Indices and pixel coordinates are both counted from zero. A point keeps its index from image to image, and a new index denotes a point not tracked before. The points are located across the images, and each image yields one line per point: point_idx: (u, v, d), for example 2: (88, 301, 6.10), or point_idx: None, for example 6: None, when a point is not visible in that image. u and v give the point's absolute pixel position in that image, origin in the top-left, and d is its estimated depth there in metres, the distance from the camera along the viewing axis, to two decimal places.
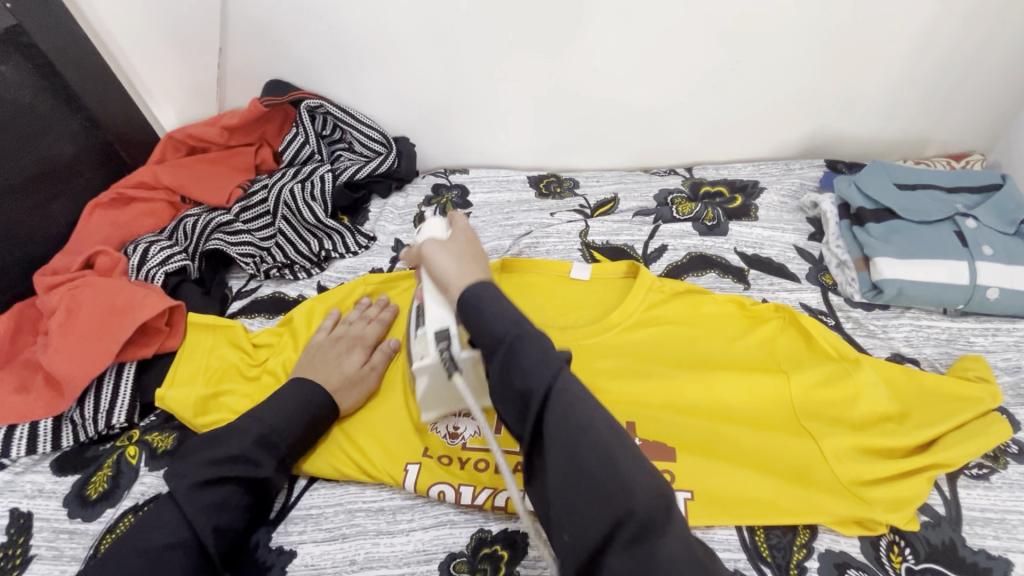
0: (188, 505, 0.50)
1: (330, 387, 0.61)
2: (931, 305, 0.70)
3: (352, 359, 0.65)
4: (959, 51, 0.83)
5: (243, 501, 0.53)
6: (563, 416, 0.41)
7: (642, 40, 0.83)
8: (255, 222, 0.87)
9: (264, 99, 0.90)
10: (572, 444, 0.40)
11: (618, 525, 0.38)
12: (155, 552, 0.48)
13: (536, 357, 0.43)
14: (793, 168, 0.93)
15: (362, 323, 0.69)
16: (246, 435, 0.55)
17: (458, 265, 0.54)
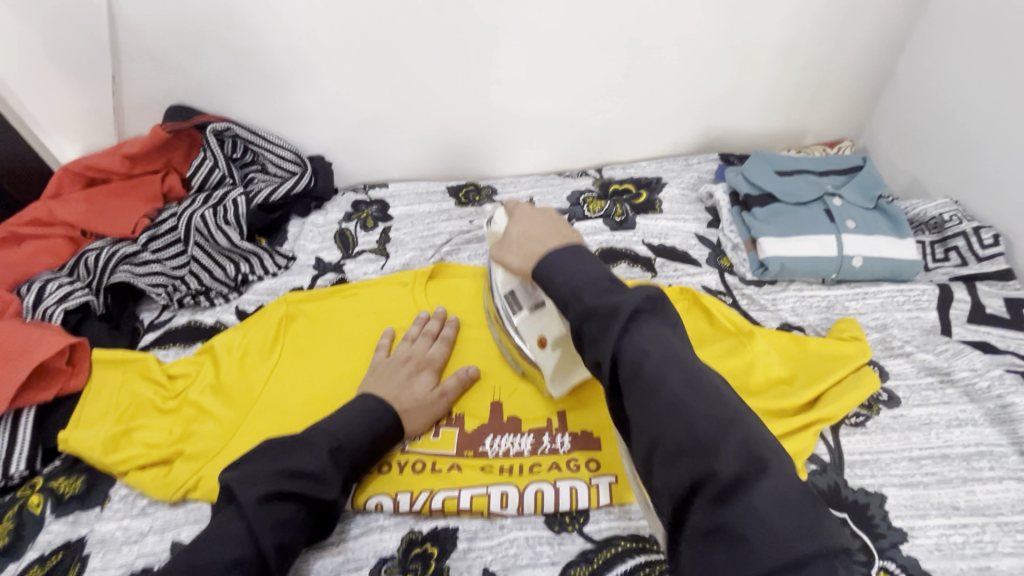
0: (257, 521, 0.48)
1: (398, 406, 0.61)
2: (811, 275, 0.76)
3: (421, 381, 0.64)
4: (824, 46, 0.92)
5: (304, 521, 0.52)
6: (633, 375, 0.41)
7: (539, 50, 0.87)
8: (166, 252, 0.85)
9: (167, 124, 0.87)
10: (651, 400, 0.40)
11: (702, 484, 0.37)
12: (222, 568, 0.46)
13: (594, 299, 0.45)
14: (692, 163, 1.00)
15: (426, 342, 0.69)
16: (319, 449, 0.54)
17: (524, 250, 0.55)
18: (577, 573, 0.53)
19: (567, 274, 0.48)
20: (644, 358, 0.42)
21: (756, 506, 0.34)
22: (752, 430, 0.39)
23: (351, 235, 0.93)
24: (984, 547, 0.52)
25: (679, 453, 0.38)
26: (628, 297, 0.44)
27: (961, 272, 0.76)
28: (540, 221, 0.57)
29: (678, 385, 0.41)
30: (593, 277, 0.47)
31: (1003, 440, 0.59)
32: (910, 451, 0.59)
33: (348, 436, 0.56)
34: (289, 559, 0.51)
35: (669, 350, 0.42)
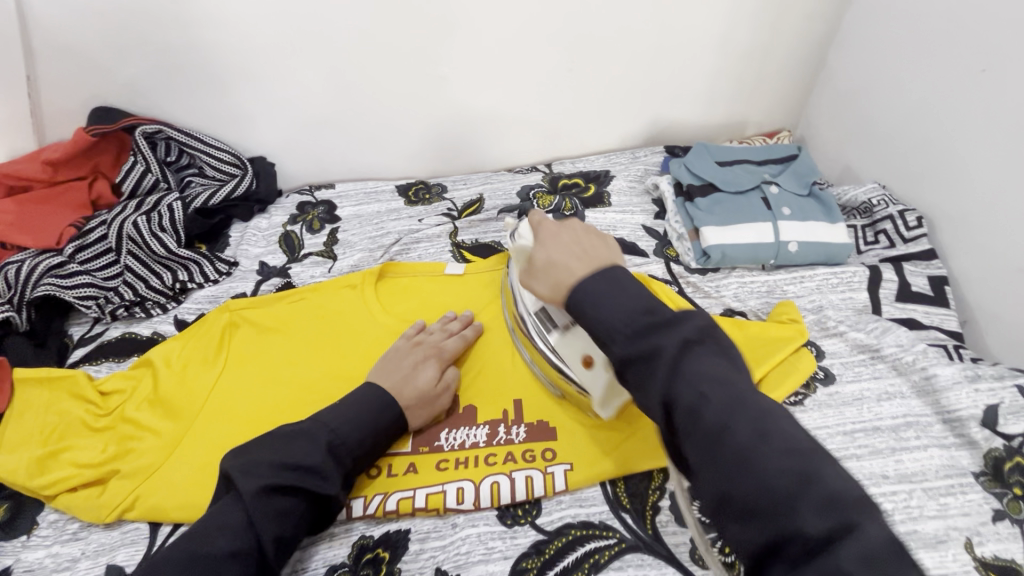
0: (254, 510, 0.48)
1: (399, 399, 0.59)
2: (751, 262, 0.79)
3: (426, 371, 0.62)
4: (759, 40, 0.95)
5: (305, 514, 0.51)
6: (693, 419, 0.43)
7: (483, 46, 0.87)
8: (97, 262, 0.80)
9: (90, 128, 0.83)
10: (719, 447, 0.41)
11: (784, 540, 0.37)
12: (212, 560, 0.46)
13: (644, 324, 0.46)
14: (638, 156, 1.01)
15: (442, 335, 0.68)
16: (318, 440, 0.54)
17: (550, 280, 0.53)
18: (529, 564, 0.53)
19: (604, 312, 0.47)
20: (707, 405, 0.42)
21: (844, 566, 0.34)
22: (832, 477, 0.39)
23: (296, 238, 0.91)
24: (912, 512, 0.55)
25: (751, 507, 0.39)
26: (666, 338, 0.45)
27: (889, 253, 0.80)
28: (564, 239, 0.55)
29: (744, 428, 0.41)
30: (645, 308, 0.47)
31: (928, 409, 0.63)
32: (844, 425, 0.62)
33: (350, 432, 0.55)
34: (288, 552, 0.50)
35: (726, 387, 0.43)
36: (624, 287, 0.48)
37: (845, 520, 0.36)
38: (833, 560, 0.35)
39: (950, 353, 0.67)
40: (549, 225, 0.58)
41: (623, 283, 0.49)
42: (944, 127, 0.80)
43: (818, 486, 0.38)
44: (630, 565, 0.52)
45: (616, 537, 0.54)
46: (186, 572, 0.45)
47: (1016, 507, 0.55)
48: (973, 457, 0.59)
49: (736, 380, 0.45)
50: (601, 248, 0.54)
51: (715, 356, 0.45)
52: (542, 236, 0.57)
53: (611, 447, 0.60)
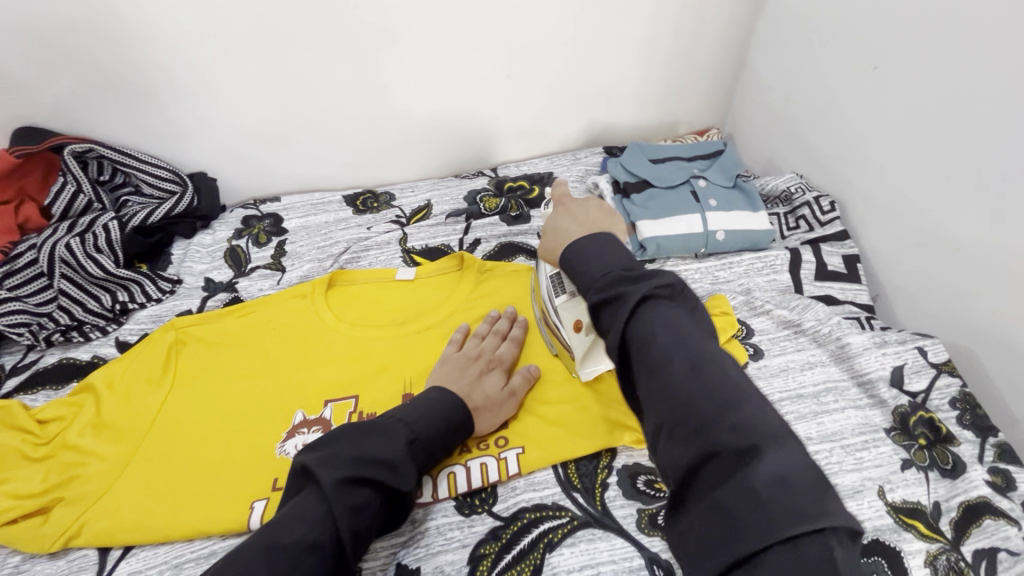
0: (336, 504, 0.45)
1: (471, 404, 0.61)
2: (684, 251, 0.84)
3: (491, 379, 0.64)
4: (683, 45, 1.01)
5: (380, 512, 0.48)
6: (643, 356, 0.40)
7: (422, 56, 0.90)
8: (28, 288, 0.78)
9: (14, 149, 0.80)
10: (667, 391, 0.38)
11: (688, 476, 0.36)
12: (297, 553, 0.42)
13: (603, 265, 0.45)
14: (579, 158, 1.06)
15: (495, 341, 0.70)
16: (398, 438, 0.52)
17: (563, 234, 0.53)
18: (486, 549, 0.55)
19: (587, 265, 0.46)
20: (649, 347, 0.40)
21: (753, 485, 0.33)
22: (754, 413, 0.36)
23: (242, 252, 0.90)
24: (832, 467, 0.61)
25: (678, 429, 0.37)
26: (633, 287, 0.42)
27: (809, 237, 0.87)
28: (572, 211, 0.56)
29: (685, 365, 0.39)
30: (617, 264, 0.45)
31: (845, 374, 0.69)
32: (772, 395, 0.67)
33: (425, 427, 0.55)
34: (361, 551, 0.47)
35: (680, 329, 0.41)
36: (618, 243, 0.48)
37: (755, 445, 0.34)
38: (745, 481, 0.33)
39: (863, 324, 0.74)
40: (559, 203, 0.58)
41: (613, 241, 0.48)
42: (848, 119, 0.88)
43: (735, 415, 0.36)
44: (582, 541, 0.55)
45: (569, 516, 0.57)
46: (271, 565, 0.41)
47: (921, 455, 0.62)
48: (884, 414, 0.65)
49: (699, 332, 0.42)
50: (603, 220, 0.55)
51: (678, 311, 0.42)
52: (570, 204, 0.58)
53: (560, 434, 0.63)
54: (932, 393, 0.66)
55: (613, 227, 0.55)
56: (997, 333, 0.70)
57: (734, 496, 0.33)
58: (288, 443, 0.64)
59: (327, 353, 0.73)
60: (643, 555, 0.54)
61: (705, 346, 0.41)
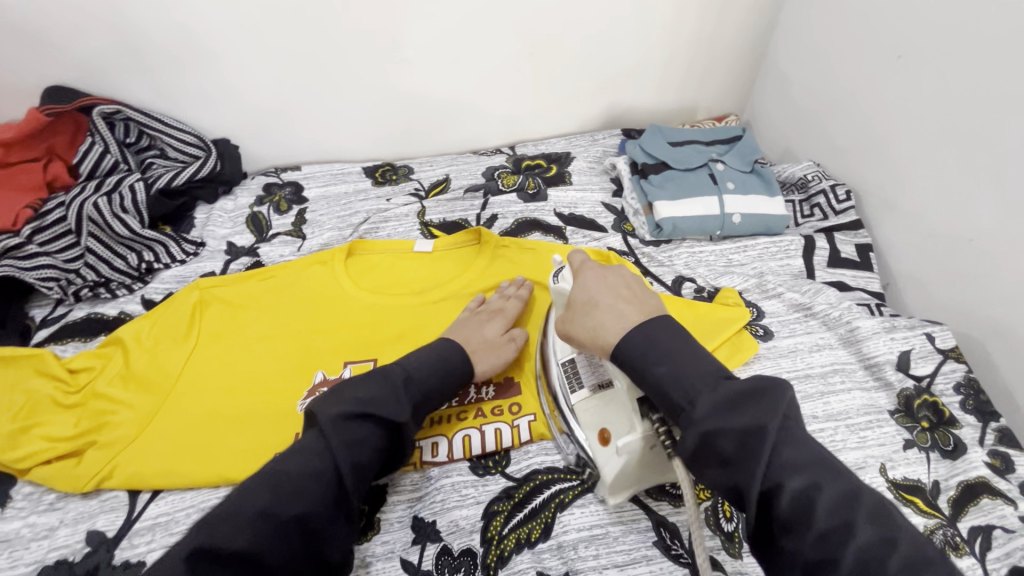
0: (334, 437, 0.50)
1: (467, 347, 0.65)
2: (700, 234, 0.85)
3: (491, 327, 0.68)
4: (707, 29, 1.01)
5: (377, 446, 0.53)
6: (791, 507, 0.42)
7: (446, 32, 0.90)
8: (57, 244, 0.79)
9: (44, 107, 0.81)
10: (818, 540, 0.40)
11: None
12: (301, 481, 0.47)
13: (709, 387, 0.46)
14: (597, 139, 1.07)
15: (501, 297, 0.72)
16: (390, 378, 0.56)
17: (612, 311, 0.54)
18: (500, 506, 0.57)
19: (671, 367, 0.48)
20: (786, 481, 0.42)
21: None
22: (923, 559, 0.39)
23: (264, 218, 0.91)
24: (836, 444, 0.63)
25: None
26: (764, 413, 0.44)
27: (823, 225, 0.88)
28: (607, 280, 0.57)
29: (830, 498, 0.41)
30: (711, 380, 0.47)
31: (852, 357, 0.71)
32: (780, 373, 0.69)
33: (417, 366, 0.59)
34: (364, 480, 0.52)
35: (813, 460, 0.43)
36: (672, 344, 0.49)
37: None
38: None
39: (873, 310, 0.76)
40: (582, 270, 0.60)
41: (664, 341, 0.50)
42: (869, 110, 0.88)
43: (915, 568, 0.38)
44: (592, 504, 0.57)
45: (578, 479, 0.59)
46: (275, 489, 0.46)
47: (923, 436, 0.63)
48: (889, 396, 0.67)
49: (823, 454, 0.44)
50: (646, 298, 0.56)
51: (804, 440, 0.44)
52: (604, 271, 0.59)
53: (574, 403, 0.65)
54: (937, 377, 0.68)
55: (656, 303, 0.55)
56: (1007, 323, 0.72)
57: None
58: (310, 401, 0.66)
59: (347, 319, 0.75)
60: (651, 518, 0.56)
61: (831, 464, 0.44)
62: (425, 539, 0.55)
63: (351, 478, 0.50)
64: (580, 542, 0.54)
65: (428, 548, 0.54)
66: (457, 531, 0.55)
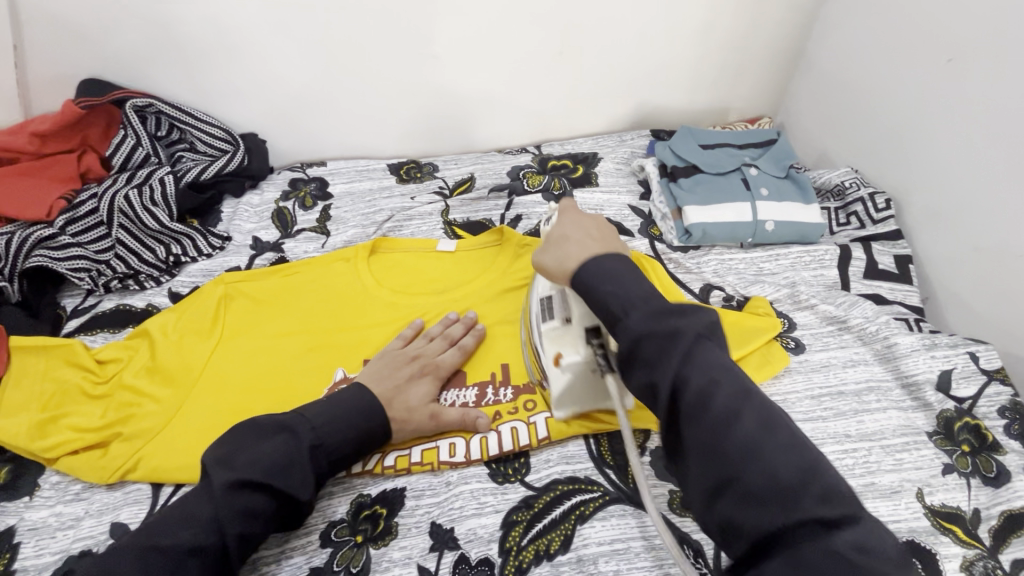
0: (221, 506, 0.49)
1: (389, 413, 0.59)
2: (730, 240, 0.83)
3: (419, 388, 0.63)
4: (743, 28, 0.98)
5: (274, 514, 0.52)
6: (698, 407, 0.42)
7: (476, 28, 0.89)
8: (88, 235, 0.81)
9: (79, 100, 0.82)
10: (722, 433, 0.40)
11: (731, 491, 0.39)
12: (178, 556, 0.47)
13: (640, 299, 0.47)
14: (625, 139, 1.04)
15: (441, 345, 0.67)
16: (299, 441, 0.54)
17: (580, 245, 0.54)
18: (519, 516, 0.56)
19: (616, 285, 0.48)
20: (691, 373, 0.43)
21: (837, 549, 0.35)
22: (832, 476, 0.38)
23: (289, 214, 0.92)
24: (870, 466, 0.60)
25: (754, 495, 0.38)
26: (686, 322, 0.45)
27: (860, 234, 0.85)
28: (582, 223, 0.57)
29: (727, 391, 0.42)
30: (646, 294, 0.48)
31: (889, 375, 0.68)
32: (812, 389, 0.67)
33: (331, 433, 0.55)
34: (253, 548, 0.51)
35: (730, 371, 0.43)
36: (628, 273, 0.50)
37: (846, 515, 0.36)
38: (828, 544, 0.35)
39: (912, 325, 0.72)
40: (564, 214, 0.61)
41: (621, 268, 0.50)
42: (914, 115, 0.84)
43: (821, 478, 0.38)
44: (611, 518, 0.56)
45: (600, 491, 0.58)
46: (146, 565, 0.46)
47: (963, 461, 0.60)
48: (927, 417, 0.64)
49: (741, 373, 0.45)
50: (614, 242, 0.56)
51: (720, 354, 0.45)
52: (581, 217, 0.59)
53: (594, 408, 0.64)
54: (980, 399, 0.65)
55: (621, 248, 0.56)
56: None
57: (817, 554, 0.35)
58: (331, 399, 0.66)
59: (368, 317, 0.74)
60: (674, 534, 0.55)
61: (746, 380, 0.44)
62: (443, 546, 0.55)
63: (234, 549, 0.49)
64: (601, 557, 0.53)
65: (446, 555, 0.54)
66: (475, 540, 0.55)
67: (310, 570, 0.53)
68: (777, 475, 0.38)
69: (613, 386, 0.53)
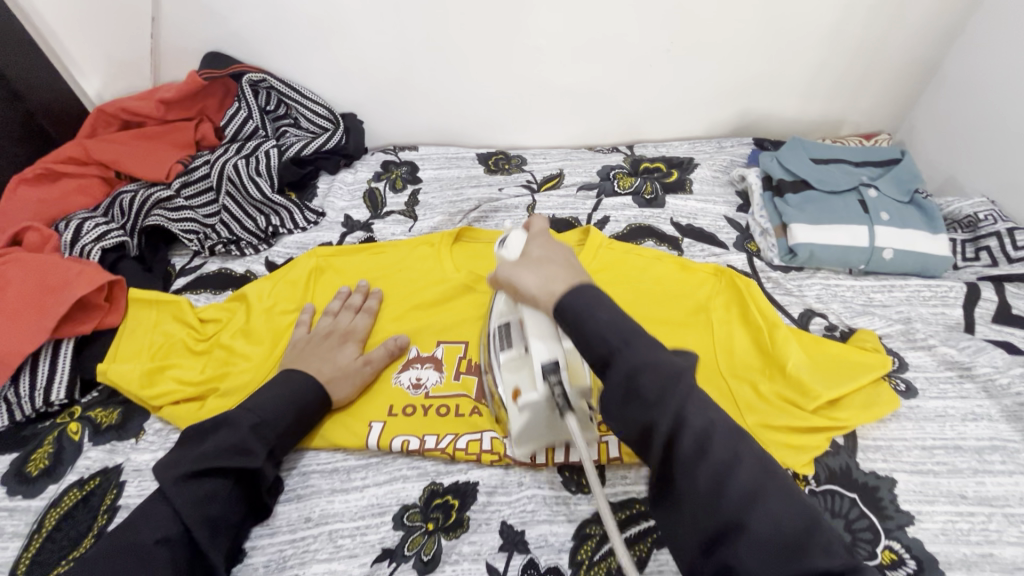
0: (177, 499, 0.50)
1: (322, 378, 0.62)
2: (838, 265, 0.77)
3: (344, 352, 0.66)
4: (873, 33, 0.90)
5: (233, 494, 0.53)
6: (696, 457, 0.41)
7: (583, 23, 0.86)
8: (200, 199, 0.86)
9: (203, 72, 0.88)
10: (717, 477, 0.40)
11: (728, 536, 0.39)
12: (145, 548, 0.47)
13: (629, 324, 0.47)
14: (725, 146, 0.99)
15: (350, 314, 0.71)
16: (241, 426, 0.55)
17: (541, 275, 0.55)
18: (592, 530, 0.55)
19: (609, 314, 0.47)
20: (691, 419, 0.42)
21: None
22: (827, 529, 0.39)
23: (380, 194, 0.94)
24: (989, 535, 0.54)
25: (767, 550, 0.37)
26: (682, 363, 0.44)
27: (990, 272, 0.76)
28: (546, 246, 0.58)
29: (723, 433, 0.42)
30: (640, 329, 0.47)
31: (1017, 435, 0.61)
32: (923, 440, 0.61)
33: (268, 409, 0.58)
34: (225, 532, 0.52)
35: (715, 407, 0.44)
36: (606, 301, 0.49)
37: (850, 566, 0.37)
38: None
39: None
40: (535, 235, 0.60)
41: (601, 298, 0.49)
42: None
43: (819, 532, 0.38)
44: None
45: None
46: (116, 559, 0.47)
47: None
48: None
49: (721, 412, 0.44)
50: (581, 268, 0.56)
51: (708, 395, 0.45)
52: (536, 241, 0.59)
53: None
54: None
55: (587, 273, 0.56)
56: None
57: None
58: (404, 375, 0.67)
59: (447, 301, 0.74)
60: None
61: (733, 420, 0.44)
62: (513, 547, 0.54)
63: (201, 535, 0.50)
64: None
65: (515, 557, 0.53)
66: (545, 546, 0.54)
67: (382, 550, 0.54)
68: (780, 524, 0.38)
69: (573, 427, 0.50)
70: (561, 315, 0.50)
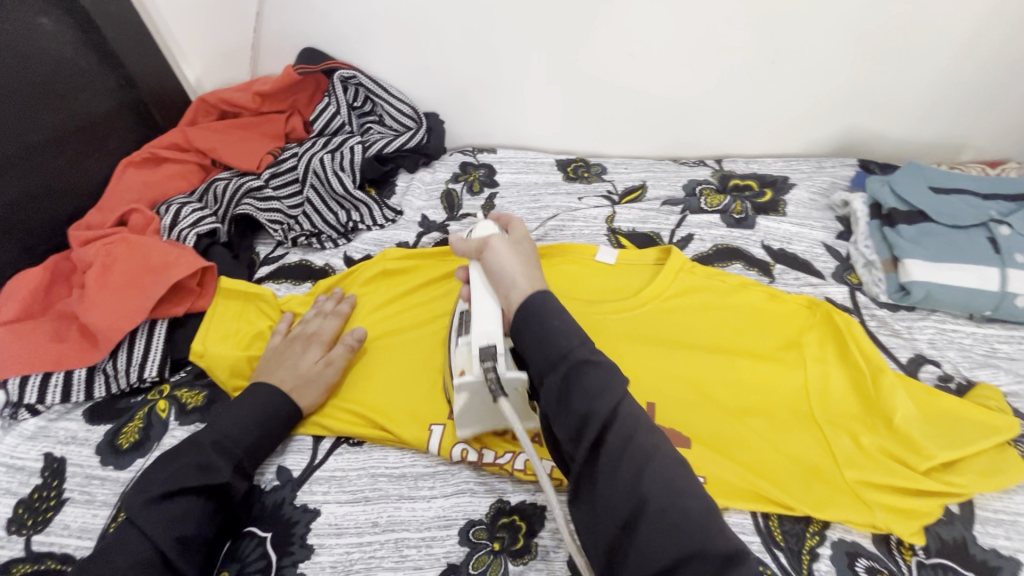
0: (144, 522, 0.50)
1: (285, 386, 0.62)
2: (959, 310, 0.69)
3: (308, 354, 0.65)
4: (1013, 50, 0.80)
5: (206, 509, 0.53)
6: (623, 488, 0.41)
7: (683, 30, 0.82)
8: (286, 190, 0.89)
9: (299, 66, 0.90)
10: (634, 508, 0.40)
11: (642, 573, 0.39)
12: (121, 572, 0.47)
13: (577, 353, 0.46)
14: (825, 166, 0.91)
15: (320, 319, 0.69)
16: (202, 444, 0.56)
17: (524, 269, 0.54)
18: None
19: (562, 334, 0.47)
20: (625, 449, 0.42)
21: None
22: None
23: (457, 196, 0.93)
24: None
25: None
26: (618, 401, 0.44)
27: None
28: (529, 250, 0.57)
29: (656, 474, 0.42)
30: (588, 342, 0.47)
31: None
32: None
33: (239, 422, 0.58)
34: (200, 550, 0.52)
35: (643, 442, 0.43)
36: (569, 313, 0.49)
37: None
38: None
39: None
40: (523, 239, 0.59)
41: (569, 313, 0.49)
42: None
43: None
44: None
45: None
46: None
47: None
48: None
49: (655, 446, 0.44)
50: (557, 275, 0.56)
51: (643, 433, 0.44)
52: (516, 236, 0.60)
53: (757, 471, 0.57)
54: None
55: None
56: None
57: None
58: None
59: None
60: None
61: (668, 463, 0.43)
62: None
63: (173, 554, 0.49)
64: None
65: None
66: None
67: (447, 565, 0.53)
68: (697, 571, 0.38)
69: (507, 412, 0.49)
70: (521, 317, 0.49)
